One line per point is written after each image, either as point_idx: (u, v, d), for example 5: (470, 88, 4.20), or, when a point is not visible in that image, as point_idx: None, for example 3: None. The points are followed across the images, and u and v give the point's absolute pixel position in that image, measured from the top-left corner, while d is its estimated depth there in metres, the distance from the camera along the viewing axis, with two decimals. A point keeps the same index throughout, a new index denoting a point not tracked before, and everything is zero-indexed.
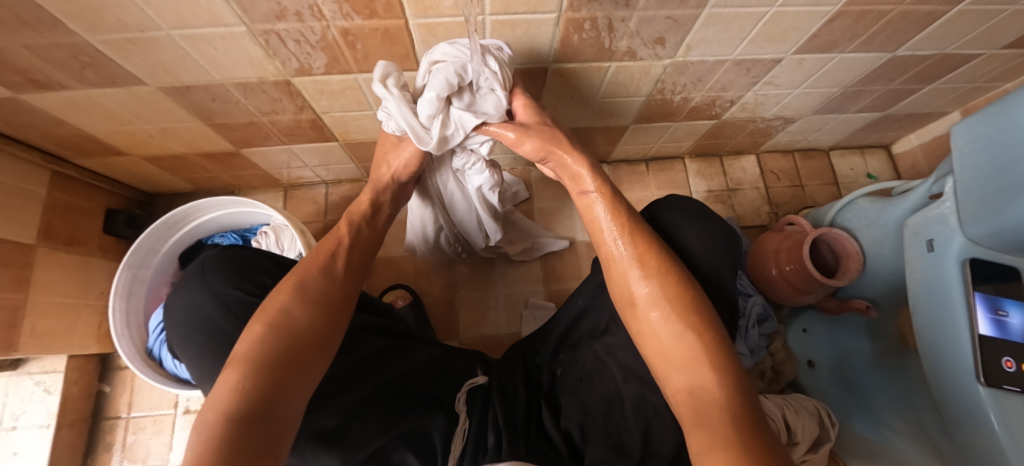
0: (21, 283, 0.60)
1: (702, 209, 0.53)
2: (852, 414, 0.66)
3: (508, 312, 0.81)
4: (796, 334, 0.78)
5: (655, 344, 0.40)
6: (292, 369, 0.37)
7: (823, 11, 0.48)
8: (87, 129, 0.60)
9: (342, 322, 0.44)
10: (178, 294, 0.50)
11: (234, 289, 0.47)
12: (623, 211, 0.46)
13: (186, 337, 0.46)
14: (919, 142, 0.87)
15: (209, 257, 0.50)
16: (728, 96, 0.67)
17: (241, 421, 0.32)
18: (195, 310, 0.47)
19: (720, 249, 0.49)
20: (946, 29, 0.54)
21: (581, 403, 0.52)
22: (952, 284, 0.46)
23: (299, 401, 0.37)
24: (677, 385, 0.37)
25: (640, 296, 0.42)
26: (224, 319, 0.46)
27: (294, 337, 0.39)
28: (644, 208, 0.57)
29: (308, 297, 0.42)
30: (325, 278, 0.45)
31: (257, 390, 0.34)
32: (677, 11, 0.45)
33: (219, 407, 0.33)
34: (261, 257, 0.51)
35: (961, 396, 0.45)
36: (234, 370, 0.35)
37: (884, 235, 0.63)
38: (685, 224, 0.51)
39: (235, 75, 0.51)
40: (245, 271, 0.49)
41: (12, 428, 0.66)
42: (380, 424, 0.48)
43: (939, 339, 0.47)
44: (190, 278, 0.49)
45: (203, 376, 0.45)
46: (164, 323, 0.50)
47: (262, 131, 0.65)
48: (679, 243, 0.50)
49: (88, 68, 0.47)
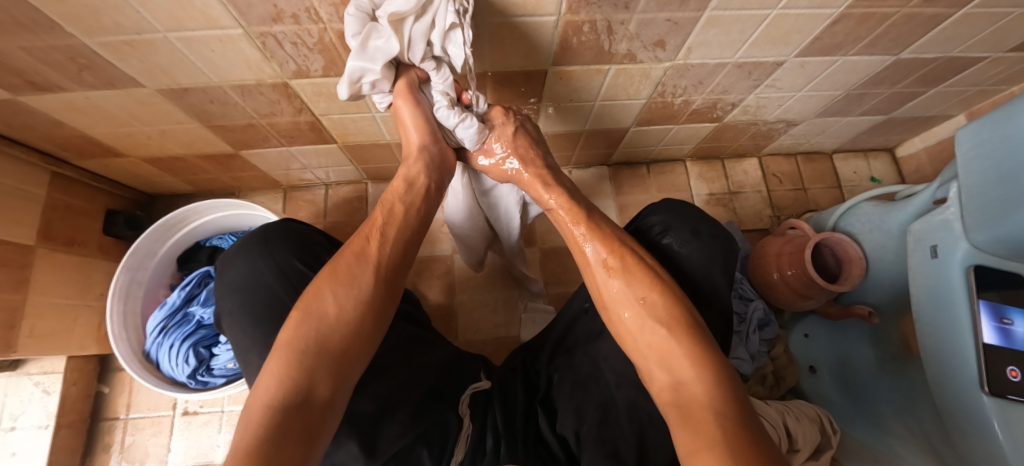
0: (20, 284, 0.60)
1: (701, 214, 0.52)
2: (854, 421, 0.65)
3: (507, 315, 0.81)
4: (798, 339, 0.77)
5: (633, 343, 0.41)
6: (331, 356, 0.37)
7: (825, 13, 0.47)
8: (86, 130, 0.60)
9: (382, 305, 0.42)
10: (230, 266, 0.50)
11: (301, 263, 0.49)
12: (590, 219, 0.48)
13: (243, 305, 0.46)
14: (923, 145, 0.86)
15: (271, 228, 0.52)
16: (730, 98, 0.66)
17: (285, 409, 0.33)
18: (255, 279, 0.48)
19: (716, 254, 0.49)
20: (951, 32, 0.53)
21: (578, 408, 0.51)
22: (956, 291, 0.46)
23: (343, 387, 0.37)
24: (660, 383, 0.38)
25: (612, 295, 0.43)
26: (285, 292, 0.47)
27: (331, 324, 0.38)
28: (641, 211, 0.57)
29: (342, 282, 0.40)
30: (360, 260, 0.42)
31: (297, 378, 0.35)
32: (677, 13, 0.45)
33: (266, 393, 0.34)
34: (316, 234, 0.55)
35: (966, 404, 0.44)
36: (277, 357, 0.36)
37: (887, 240, 0.63)
38: (684, 228, 0.50)
39: (232, 78, 0.50)
40: (308, 249, 0.51)
41: (11, 428, 0.66)
42: (410, 421, 0.47)
43: (943, 346, 0.47)
44: (251, 246, 0.49)
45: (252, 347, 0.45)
46: (217, 286, 0.49)
47: (260, 133, 0.65)
48: (679, 248, 0.49)
49: (85, 70, 0.47)
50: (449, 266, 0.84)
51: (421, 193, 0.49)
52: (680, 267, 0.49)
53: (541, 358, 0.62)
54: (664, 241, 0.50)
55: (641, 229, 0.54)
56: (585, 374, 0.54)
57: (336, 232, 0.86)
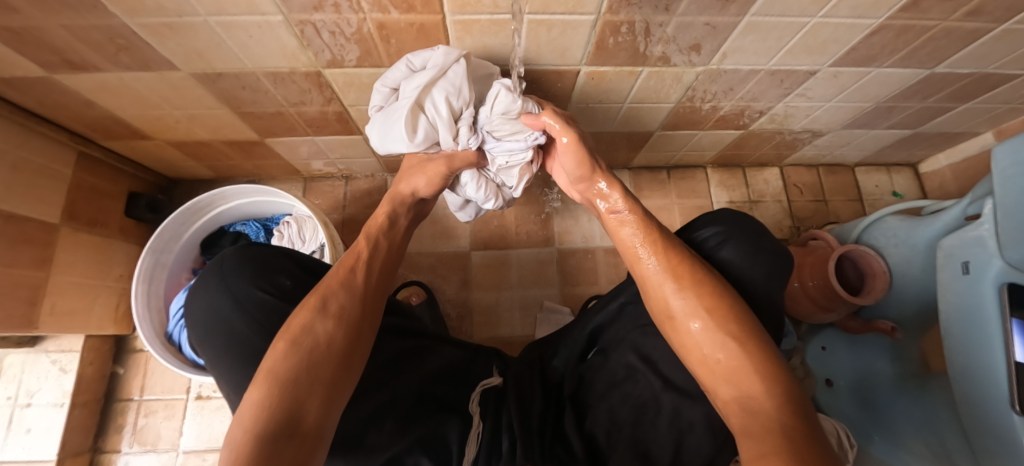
0: (42, 262, 0.61)
1: (757, 228, 0.50)
2: (873, 436, 0.63)
3: (522, 314, 0.81)
4: (815, 352, 0.75)
5: (700, 356, 0.40)
6: (322, 385, 0.38)
7: (864, 24, 0.47)
8: (116, 112, 0.60)
9: (367, 329, 0.44)
10: (197, 294, 0.48)
11: (257, 289, 0.46)
12: (665, 248, 0.45)
13: (207, 337, 0.46)
14: (948, 162, 0.85)
15: (228, 256, 0.49)
16: (758, 106, 0.66)
17: (276, 436, 0.33)
18: (214, 312, 0.46)
19: (774, 268, 0.48)
20: (988, 48, 0.52)
21: (612, 412, 0.53)
22: (989, 311, 0.45)
23: (331, 412, 0.37)
24: (724, 398, 0.38)
25: (678, 309, 0.42)
26: (240, 322, 0.45)
27: (319, 356, 0.39)
28: (696, 219, 0.53)
29: (327, 312, 0.42)
30: (349, 288, 0.45)
31: (285, 404, 0.35)
32: (717, 18, 0.45)
33: (250, 424, 0.34)
34: (281, 256, 0.50)
35: (996, 425, 0.43)
36: (267, 384, 0.36)
37: (913, 255, 0.62)
38: (743, 248, 0.48)
39: (267, 65, 0.51)
40: (266, 271, 0.48)
41: (27, 405, 0.66)
42: (397, 430, 0.47)
43: (975, 363, 0.46)
44: (207, 277, 0.48)
45: (222, 376, 0.45)
46: (185, 319, 0.49)
47: (288, 122, 0.65)
48: (740, 263, 0.48)
49: (122, 51, 0.47)
50: (465, 262, 0.84)
51: (387, 225, 0.56)
52: (745, 281, 0.48)
53: (561, 356, 0.60)
54: (722, 255, 0.49)
55: (698, 238, 0.51)
56: (620, 377, 0.54)
57: (355, 223, 0.87)
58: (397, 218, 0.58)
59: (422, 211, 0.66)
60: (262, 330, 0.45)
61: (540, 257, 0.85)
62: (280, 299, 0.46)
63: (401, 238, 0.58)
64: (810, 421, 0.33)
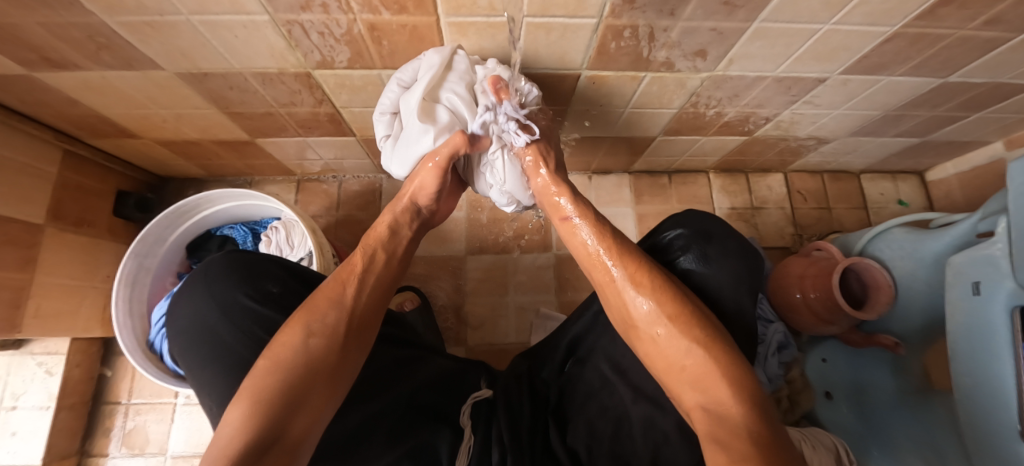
0: (27, 263, 0.59)
1: (726, 230, 0.50)
2: (870, 451, 0.63)
3: (518, 321, 0.80)
4: (815, 364, 0.72)
5: (663, 364, 0.39)
6: (298, 404, 0.36)
7: (877, 31, 0.45)
8: (101, 110, 0.58)
9: (352, 349, 0.41)
10: (180, 302, 0.47)
11: (244, 298, 0.45)
12: (622, 252, 0.44)
13: (188, 345, 0.45)
14: (955, 171, 0.83)
15: (213, 262, 0.47)
16: (764, 113, 0.64)
17: (248, 456, 0.32)
18: (197, 321, 0.45)
19: (743, 271, 0.47)
20: (1004, 58, 0.50)
21: (590, 423, 0.52)
22: (999, 334, 0.43)
23: (312, 430, 0.36)
24: (689, 403, 0.37)
25: (641, 314, 0.41)
26: (225, 330, 0.44)
27: (300, 374, 0.37)
28: (663, 220, 0.54)
29: (313, 330, 0.40)
30: (337, 304, 0.42)
31: (260, 424, 0.33)
32: (723, 23, 0.43)
33: (224, 439, 0.32)
34: (271, 263, 0.48)
35: (1002, 452, 0.43)
36: (245, 399, 0.35)
37: (918, 268, 0.61)
38: (707, 250, 0.48)
39: (254, 65, 0.49)
40: (255, 278, 0.46)
41: (12, 407, 0.65)
42: (387, 442, 0.45)
43: (982, 387, 0.45)
44: (193, 283, 0.46)
45: (202, 388, 0.43)
46: (168, 324, 0.47)
47: (279, 122, 0.63)
48: (701, 266, 0.47)
49: (103, 50, 0.45)
50: (461, 267, 0.82)
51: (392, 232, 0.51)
52: (705, 288, 0.46)
53: (549, 367, 0.59)
54: (683, 259, 0.49)
55: (665, 240, 0.52)
56: (596, 389, 0.54)
57: (348, 225, 0.85)
58: (400, 227, 0.52)
59: (432, 221, 0.59)
60: (250, 341, 0.43)
61: (538, 263, 0.83)
62: (266, 308, 0.45)
63: (408, 250, 0.53)
64: (773, 427, 0.32)
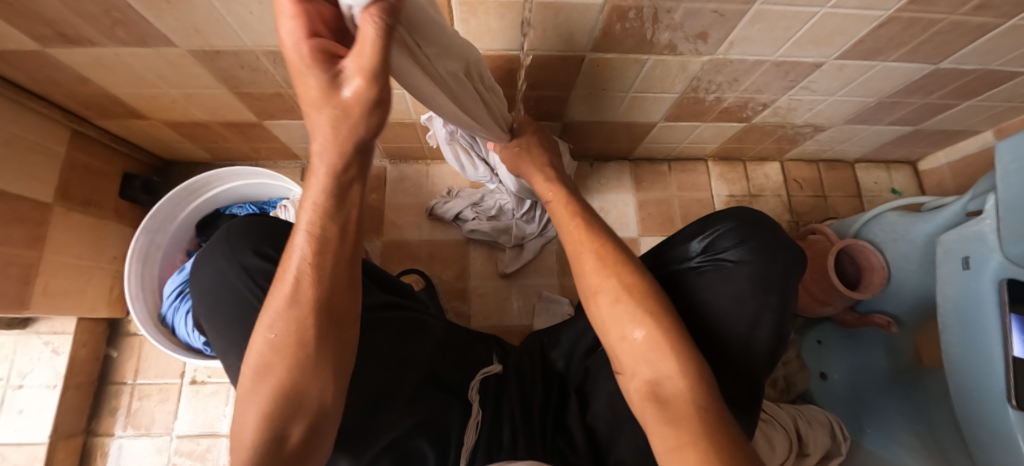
0: (35, 241, 0.60)
1: (770, 225, 0.47)
2: (864, 428, 0.66)
3: (520, 304, 0.81)
4: (810, 346, 0.77)
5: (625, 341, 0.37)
6: (300, 396, 0.32)
7: (872, 16, 0.46)
8: (111, 89, 0.59)
9: (331, 335, 0.33)
10: (202, 265, 0.46)
11: (258, 255, 0.44)
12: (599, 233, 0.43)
13: (212, 307, 0.43)
14: (947, 160, 0.85)
15: (233, 226, 0.48)
16: (762, 98, 0.66)
17: (262, 451, 0.30)
18: (219, 278, 0.44)
19: (790, 266, 0.45)
20: (995, 44, 0.52)
21: (612, 401, 0.51)
22: (986, 305, 0.45)
23: (324, 423, 0.33)
24: (637, 381, 0.35)
25: (603, 286, 0.40)
26: (245, 285, 0.42)
27: (287, 383, 0.31)
28: (708, 215, 0.50)
29: (279, 331, 0.32)
30: (295, 309, 0.32)
31: (266, 421, 0.30)
32: (725, 5, 0.44)
33: (246, 434, 0.31)
34: (283, 225, 0.49)
35: (987, 419, 0.44)
36: (252, 397, 0.32)
37: (911, 250, 0.62)
38: (761, 248, 0.45)
39: (266, 43, 0.49)
40: (275, 244, 0.47)
41: (19, 386, 0.66)
42: (403, 412, 0.46)
43: (970, 357, 0.47)
44: (215, 245, 0.46)
45: (229, 351, 0.41)
46: (192, 291, 0.46)
47: (287, 104, 0.64)
48: (754, 262, 0.44)
49: (118, 25, 0.45)
50: (464, 251, 0.84)
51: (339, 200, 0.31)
52: (757, 281, 0.44)
53: (562, 346, 0.59)
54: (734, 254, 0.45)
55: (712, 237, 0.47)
56: None
57: None
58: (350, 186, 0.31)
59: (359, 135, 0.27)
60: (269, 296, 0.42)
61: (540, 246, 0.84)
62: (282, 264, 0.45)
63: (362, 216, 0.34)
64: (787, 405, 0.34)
